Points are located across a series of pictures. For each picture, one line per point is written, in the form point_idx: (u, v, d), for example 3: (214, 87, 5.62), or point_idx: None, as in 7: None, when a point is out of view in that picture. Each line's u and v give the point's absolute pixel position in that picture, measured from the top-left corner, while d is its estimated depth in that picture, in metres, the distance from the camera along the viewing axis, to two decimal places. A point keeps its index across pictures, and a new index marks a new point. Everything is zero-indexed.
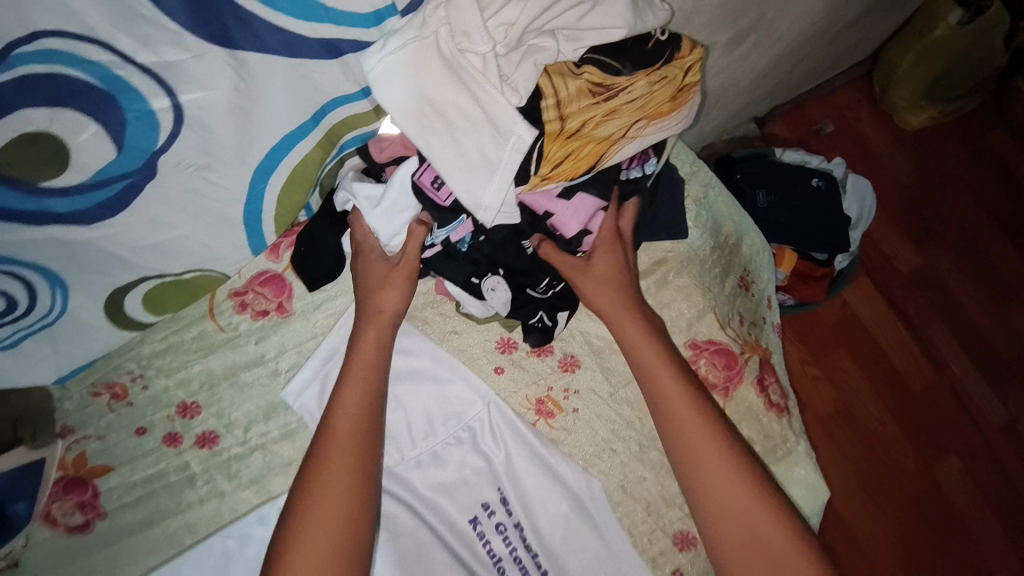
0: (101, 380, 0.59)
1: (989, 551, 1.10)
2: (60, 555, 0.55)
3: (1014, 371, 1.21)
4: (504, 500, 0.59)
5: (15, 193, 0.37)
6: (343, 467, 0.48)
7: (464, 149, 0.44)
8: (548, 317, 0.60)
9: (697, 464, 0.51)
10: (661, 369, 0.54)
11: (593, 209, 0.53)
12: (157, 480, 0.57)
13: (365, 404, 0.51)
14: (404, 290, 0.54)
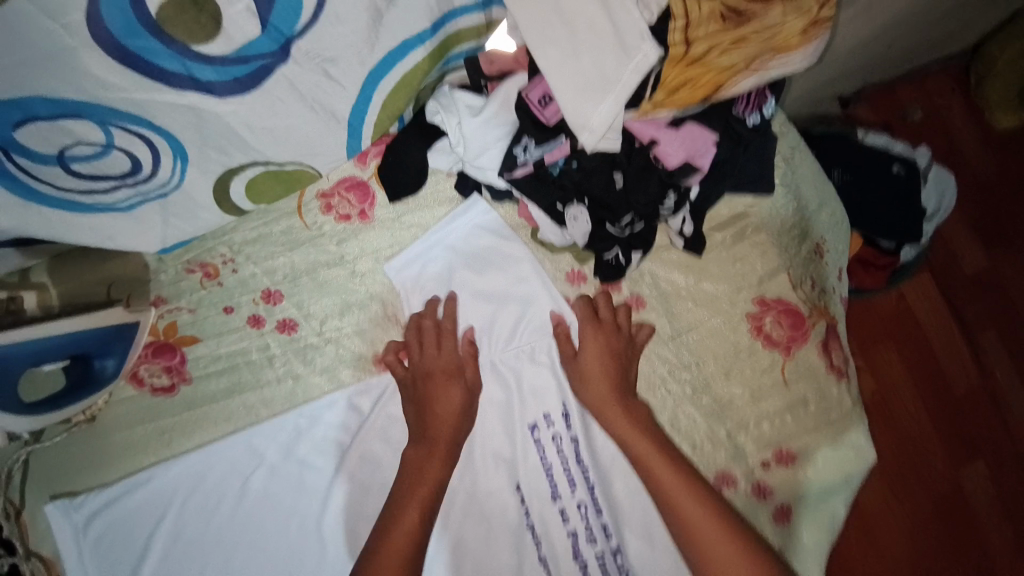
0: (195, 259, 0.62)
1: (1006, 559, 1.10)
2: (145, 410, 0.60)
3: None
4: (567, 414, 0.63)
5: (168, 52, 0.39)
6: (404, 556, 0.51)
7: (583, 66, 0.45)
8: (622, 255, 0.61)
9: (678, 505, 0.53)
10: (628, 426, 0.57)
11: (704, 145, 0.53)
12: (239, 356, 0.62)
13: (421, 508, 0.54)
14: (462, 420, 0.59)
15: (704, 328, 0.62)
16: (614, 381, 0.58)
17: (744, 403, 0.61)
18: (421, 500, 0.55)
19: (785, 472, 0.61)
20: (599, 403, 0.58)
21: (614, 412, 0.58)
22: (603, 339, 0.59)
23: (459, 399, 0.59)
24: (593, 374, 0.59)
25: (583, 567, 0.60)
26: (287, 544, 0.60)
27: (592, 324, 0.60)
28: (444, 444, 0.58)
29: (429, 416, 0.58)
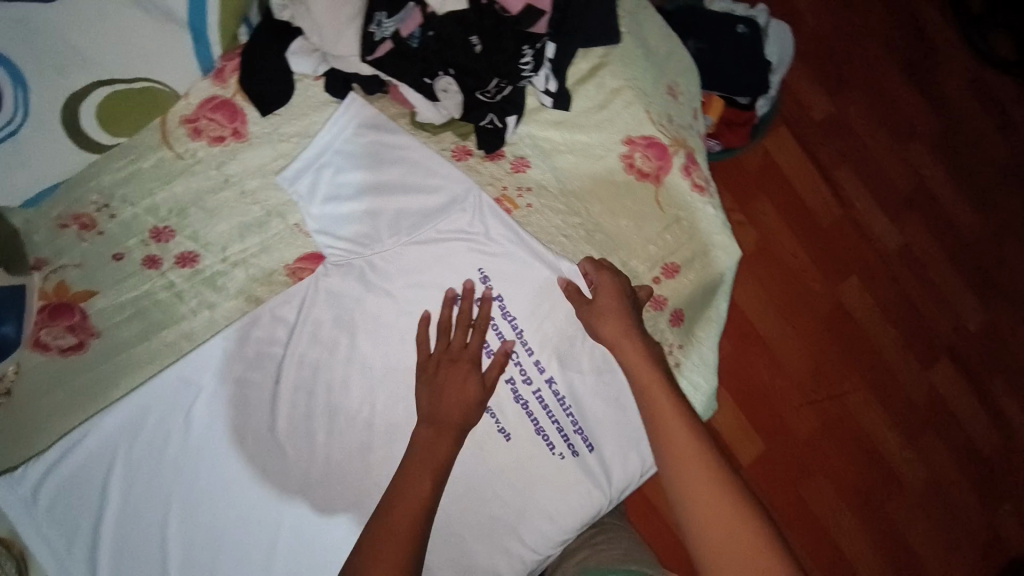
0: (67, 213, 0.58)
1: (892, 354, 1.22)
2: (61, 372, 0.58)
3: (919, 200, 1.27)
4: (486, 279, 0.67)
5: None
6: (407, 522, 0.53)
7: None
8: (498, 120, 0.64)
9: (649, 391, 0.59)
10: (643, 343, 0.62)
11: None
12: (145, 299, 0.60)
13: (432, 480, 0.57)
14: (471, 408, 0.61)
15: (587, 175, 0.69)
16: (624, 329, 0.62)
17: (633, 233, 0.69)
18: (431, 470, 0.57)
19: (675, 281, 0.70)
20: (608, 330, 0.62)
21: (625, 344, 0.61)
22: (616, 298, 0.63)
23: (466, 389, 0.61)
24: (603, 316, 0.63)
25: (524, 402, 0.67)
26: (247, 463, 0.61)
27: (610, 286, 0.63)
28: (453, 426, 0.60)
29: (445, 402, 0.61)
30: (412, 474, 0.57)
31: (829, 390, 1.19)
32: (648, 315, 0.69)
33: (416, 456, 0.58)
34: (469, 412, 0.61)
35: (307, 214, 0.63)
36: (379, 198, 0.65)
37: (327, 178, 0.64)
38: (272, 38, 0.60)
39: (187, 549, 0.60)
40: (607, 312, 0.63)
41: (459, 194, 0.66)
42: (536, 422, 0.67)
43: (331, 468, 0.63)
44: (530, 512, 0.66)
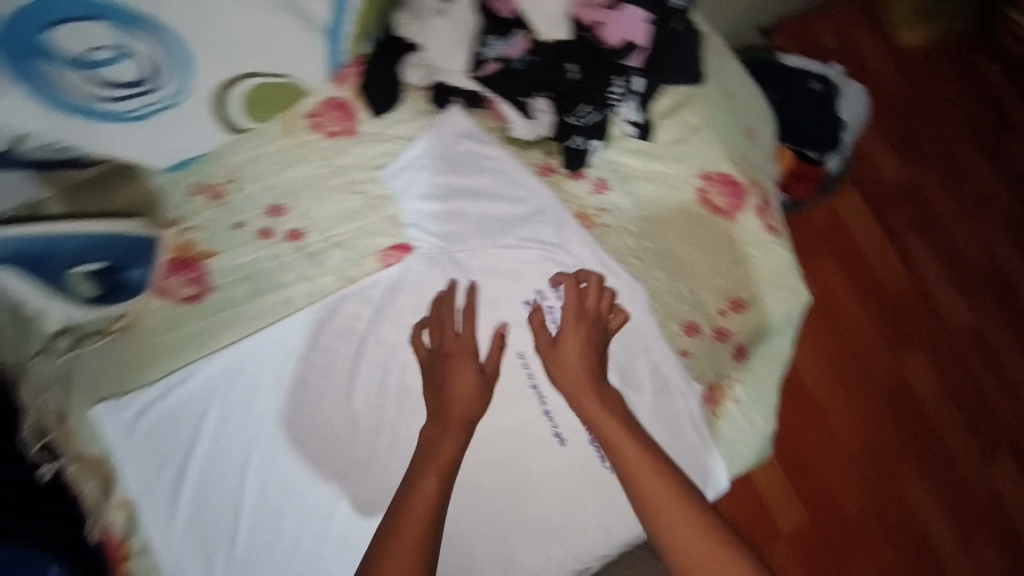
0: (201, 182, 0.67)
1: (953, 439, 1.13)
2: (174, 318, 0.66)
3: (994, 279, 1.21)
4: (559, 288, 0.71)
5: None
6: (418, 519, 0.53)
7: None
8: (582, 142, 0.70)
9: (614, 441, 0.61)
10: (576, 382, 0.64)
11: (638, 21, 0.64)
12: (255, 266, 0.68)
13: (440, 474, 0.58)
14: (477, 401, 0.64)
15: (664, 204, 0.72)
16: (588, 374, 0.64)
17: (703, 263, 0.72)
18: (437, 471, 0.58)
19: (741, 314, 0.72)
20: (565, 375, 0.65)
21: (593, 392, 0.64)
22: (584, 330, 0.65)
23: (471, 381, 0.64)
24: (569, 356, 0.65)
25: None
26: (317, 427, 0.67)
27: (578, 319, 0.66)
28: (457, 418, 0.62)
29: (449, 401, 0.63)
30: (418, 471, 0.58)
31: (882, 466, 1.11)
32: (711, 345, 0.71)
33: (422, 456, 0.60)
34: (471, 408, 0.63)
35: (403, 207, 0.72)
36: (467, 200, 0.73)
37: (425, 178, 0.73)
38: (393, 50, 0.68)
39: (258, 502, 0.65)
40: (563, 346, 0.65)
41: (539, 205, 0.72)
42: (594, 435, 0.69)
43: (392, 443, 0.67)
44: (573, 518, 0.68)
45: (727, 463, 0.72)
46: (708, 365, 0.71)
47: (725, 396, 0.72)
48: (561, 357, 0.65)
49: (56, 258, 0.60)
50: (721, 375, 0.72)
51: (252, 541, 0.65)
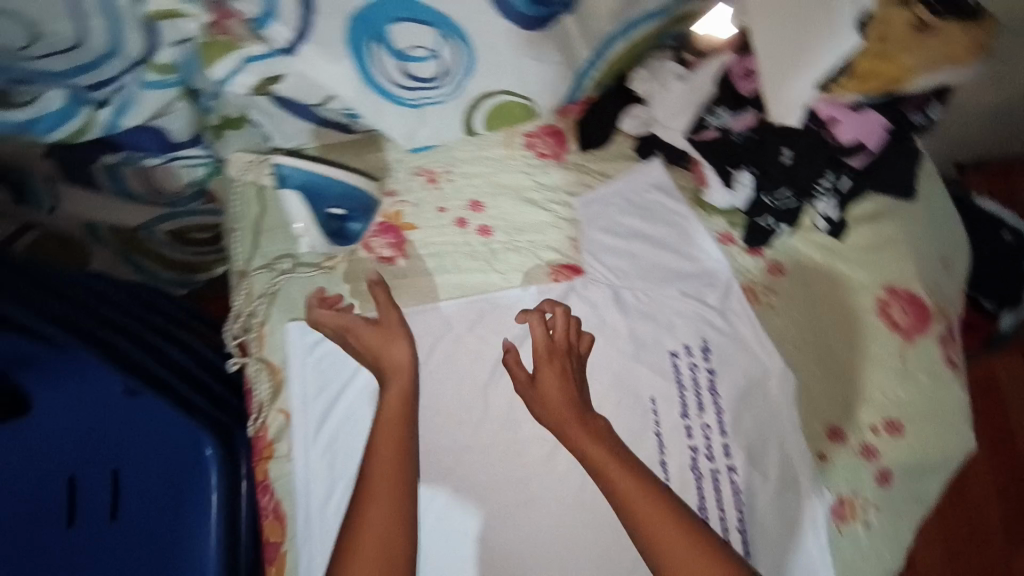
0: (423, 167, 0.82)
1: None
2: (370, 270, 0.80)
3: None
4: (705, 347, 0.74)
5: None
6: (379, 529, 0.63)
7: (790, 49, 0.61)
8: (773, 223, 0.72)
9: (609, 475, 0.64)
10: (581, 430, 0.68)
11: (879, 129, 0.64)
12: (446, 246, 0.81)
13: (397, 456, 0.67)
14: (406, 349, 0.73)
15: (834, 303, 0.72)
16: (578, 408, 0.69)
17: (863, 374, 0.70)
18: (394, 439, 0.68)
19: (895, 439, 0.68)
20: (552, 415, 0.70)
21: (578, 426, 0.68)
22: (560, 367, 0.72)
23: (404, 345, 0.73)
24: (552, 397, 0.70)
25: (698, 477, 0.70)
26: (451, 394, 0.77)
27: (547, 357, 0.72)
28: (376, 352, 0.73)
29: (377, 356, 0.73)
30: (373, 439, 0.68)
31: None
32: (852, 459, 0.69)
33: (381, 421, 0.69)
34: (405, 383, 0.71)
35: (586, 233, 0.79)
36: (645, 243, 0.78)
37: (613, 213, 0.79)
38: (619, 100, 0.77)
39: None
40: (551, 386, 0.71)
41: (714, 268, 0.75)
42: (701, 500, 0.70)
43: (506, 424, 0.77)
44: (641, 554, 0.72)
45: None
46: (844, 475, 0.69)
47: (854, 515, 0.69)
48: (544, 392, 0.71)
49: (316, 197, 0.78)
50: (855, 493, 0.69)
51: None
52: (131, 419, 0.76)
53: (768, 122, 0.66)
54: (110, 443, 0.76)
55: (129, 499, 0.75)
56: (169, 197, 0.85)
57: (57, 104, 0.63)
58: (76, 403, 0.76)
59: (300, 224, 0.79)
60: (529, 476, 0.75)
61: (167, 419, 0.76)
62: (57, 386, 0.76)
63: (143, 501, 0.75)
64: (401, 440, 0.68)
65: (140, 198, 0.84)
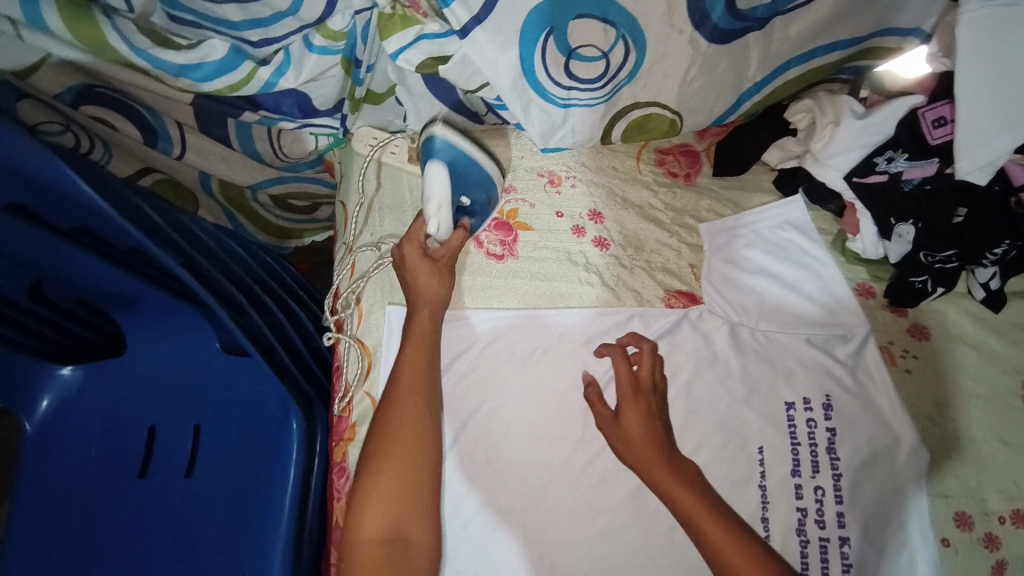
0: (546, 167, 0.80)
1: None
2: (478, 264, 0.77)
3: None
4: (827, 405, 0.69)
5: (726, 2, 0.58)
6: (405, 451, 0.64)
7: (1001, 107, 0.58)
8: (929, 284, 0.68)
9: (697, 523, 0.61)
10: (672, 477, 0.64)
11: None
12: (560, 251, 0.78)
13: (421, 391, 0.66)
14: (441, 274, 0.72)
15: (984, 380, 0.68)
16: (661, 446, 0.66)
17: (1005, 458, 0.66)
18: (413, 402, 0.66)
19: (1023, 532, 0.64)
20: (637, 459, 0.66)
21: (664, 475, 0.64)
22: (643, 405, 0.68)
23: (435, 266, 0.72)
24: (637, 438, 0.67)
25: (804, 543, 0.65)
26: (537, 412, 0.72)
27: (633, 395, 0.69)
28: (428, 294, 0.71)
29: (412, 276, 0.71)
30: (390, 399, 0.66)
31: None
32: (972, 547, 0.64)
33: (401, 381, 0.66)
34: (436, 312, 0.71)
35: (711, 264, 0.75)
36: (773, 284, 0.73)
37: (740, 247, 0.75)
38: (770, 129, 0.75)
39: (476, 458, 0.71)
40: (639, 433, 0.67)
41: (848, 322, 0.71)
42: (804, 567, 0.65)
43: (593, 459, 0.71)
44: None
45: None
46: (963, 567, 0.63)
47: None
48: (624, 432, 0.67)
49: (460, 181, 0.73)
50: None
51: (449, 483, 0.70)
52: (202, 379, 0.74)
53: (952, 177, 0.63)
54: (197, 398, 0.74)
55: (207, 455, 0.73)
56: (291, 162, 0.86)
57: (219, 54, 0.63)
58: (172, 354, 0.75)
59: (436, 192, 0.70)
60: (615, 518, 0.69)
61: (255, 379, 0.73)
62: (153, 335, 0.75)
63: (219, 460, 0.73)
64: (424, 379, 0.67)
65: (266, 162, 0.86)
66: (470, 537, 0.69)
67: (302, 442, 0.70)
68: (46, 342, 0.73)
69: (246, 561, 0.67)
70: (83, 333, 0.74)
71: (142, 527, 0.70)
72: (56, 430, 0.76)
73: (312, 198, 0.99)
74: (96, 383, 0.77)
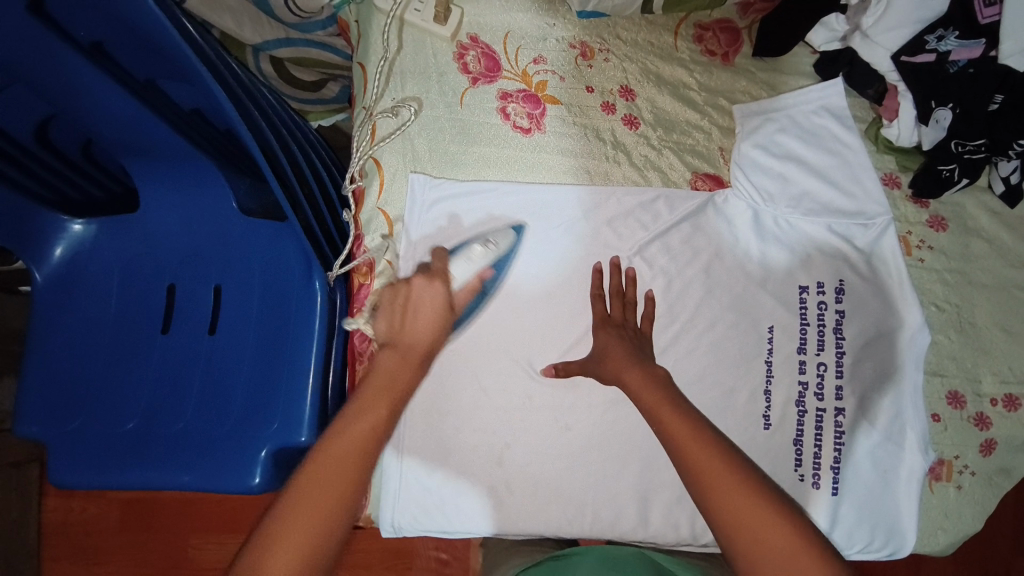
0: (576, 39, 0.76)
1: None
2: (506, 138, 0.74)
3: None
4: (839, 290, 0.71)
5: None
6: (297, 542, 0.48)
7: None
8: (955, 173, 0.71)
9: (660, 414, 0.60)
10: (642, 381, 0.63)
11: None
12: (589, 128, 0.75)
13: (353, 471, 0.52)
14: (439, 332, 0.63)
15: (990, 273, 0.72)
16: (632, 357, 0.66)
17: (1000, 343, 0.71)
18: (334, 487, 0.51)
19: (1011, 414, 0.70)
20: (607, 370, 0.66)
21: (631, 374, 0.64)
22: (612, 332, 0.69)
23: (438, 320, 0.63)
24: (613, 358, 0.66)
25: (802, 413, 0.70)
26: (552, 295, 0.73)
27: (600, 324, 0.69)
28: (416, 350, 0.62)
29: (406, 325, 0.62)
30: (312, 474, 0.51)
31: None
32: (965, 424, 0.70)
33: (330, 461, 0.52)
34: (412, 379, 0.60)
35: (743, 153, 0.73)
36: (804, 174, 0.73)
37: (772, 135, 0.74)
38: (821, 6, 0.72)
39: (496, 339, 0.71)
40: (609, 356, 0.67)
41: (871, 211, 0.72)
42: (800, 434, 0.70)
43: None
44: None
45: (916, 542, 0.69)
46: (952, 439, 0.69)
47: (949, 477, 0.69)
48: (598, 357, 0.68)
49: (506, 259, 0.71)
50: (957, 457, 0.69)
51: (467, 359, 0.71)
52: (223, 241, 0.74)
53: (999, 59, 0.63)
54: (218, 258, 0.73)
55: (229, 315, 0.72)
56: (305, 20, 0.76)
57: None
58: (190, 211, 0.73)
59: (494, 240, 0.70)
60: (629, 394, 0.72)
61: (278, 243, 0.73)
62: (170, 191, 0.73)
63: (241, 324, 0.72)
64: (364, 456, 0.54)
65: (277, 17, 0.75)
66: (487, 409, 0.70)
67: (325, 310, 0.70)
68: (59, 196, 0.71)
69: (279, 402, 0.68)
70: (93, 193, 0.75)
71: (167, 381, 0.70)
72: (69, 283, 0.73)
73: (322, 67, 0.86)
74: (110, 238, 0.74)
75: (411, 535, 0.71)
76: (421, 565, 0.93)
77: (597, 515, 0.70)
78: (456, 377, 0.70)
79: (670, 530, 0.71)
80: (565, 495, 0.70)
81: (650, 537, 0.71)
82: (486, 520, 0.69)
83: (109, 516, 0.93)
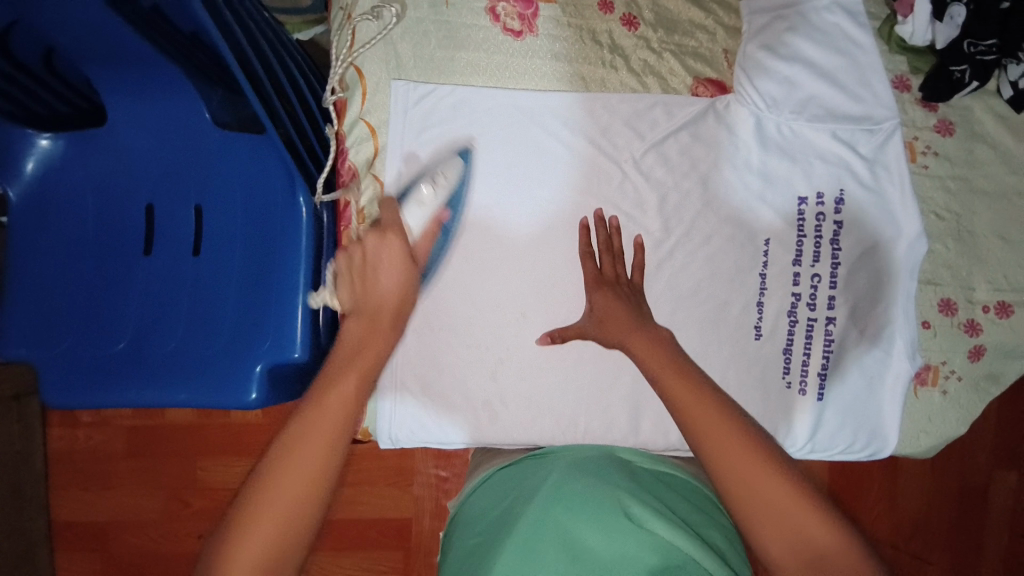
0: None
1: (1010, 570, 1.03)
2: (498, 44, 0.69)
3: None
4: (839, 200, 0.70)
5: None
6: (276, 518, 0.44)
7: None
8: (966, 75, 0.67)
9: (665, 383, 0.58)
10: (642, 343, 0.63)
11: None
12: (585, 29, 0.70)
13: (328, 445, 0.47)
14: (407, 290, 0.58)
15: (994, 180, 0.71)
16: (630, 319, 0.64)
17: (997, 251, 0.70)
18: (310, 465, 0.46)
19: (1001, 321, 0.70)
20: (604, 331, 0.65)
21: (635, 336, 0.63)
22: (605, 291, 0.67)
23: (406, 274, 0.58)
24: (611, 314, 0.65)
25: (793, 323, 0.70)
26: (544, 209, 0.70)
27: (596, 284, 0.67)
28: (387, 318, 0.57)
29: (370, 287, 0.57)
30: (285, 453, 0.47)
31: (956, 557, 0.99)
32: (954, 331, 0.70)
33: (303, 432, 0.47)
34: (387, 343, 0.56)
35: (749, 53, 0.69)
36: (812, 77, 0.69)
37: (779, 34, 0.69)
38: None
39: (487, 256, 0.70)
40: (606, 314, 0.66)
41: (879, 116, 0.69)
42: (790, 343, 0.71)
43: None
44: None
45: (897, 444, 0.71)
46: (941, 345, 0.70)
47: (934, 382, 0.71)
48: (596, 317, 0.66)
49: (458, 194, 0.69)
50: (944, 363, 0.71)
51: (456, 280, 0.69)
52: (200, 156, 0.70)
53: None
54: (196, 175, 0.70)
55: (212, 234, 0.70)
56: None
57: None
58: (164, 127, 0.70)
59: (440, 177, 0.67)
60: None
61: (258, 158, 0.70)
62: (142, 103, 0.69)
63: (226, 243, 0.70)
64: (340, 430, 0.49)
65: None
66: (480, 324, 0.70)
67: (310, 227, 0.69)
68: (24, 110, 0.66)
69: (270, 319, 0.68)
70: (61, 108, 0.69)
71: (154, 304, 0.69)
72: (40, 204, 0.69)
73: None
74: (81, 158, 0.70)
75: (409, 446, 0.73)
76: (421, 481, 0.96)
77: (589, 425, 0.72)
78: (449, 295, 0.69)
79: (660, 437, 0.73)
80: (559, 408, 0.71)
81: (640, 444, 0.73)
82: (482, 432, 0.71)
83: (116, 443, 0.95)
